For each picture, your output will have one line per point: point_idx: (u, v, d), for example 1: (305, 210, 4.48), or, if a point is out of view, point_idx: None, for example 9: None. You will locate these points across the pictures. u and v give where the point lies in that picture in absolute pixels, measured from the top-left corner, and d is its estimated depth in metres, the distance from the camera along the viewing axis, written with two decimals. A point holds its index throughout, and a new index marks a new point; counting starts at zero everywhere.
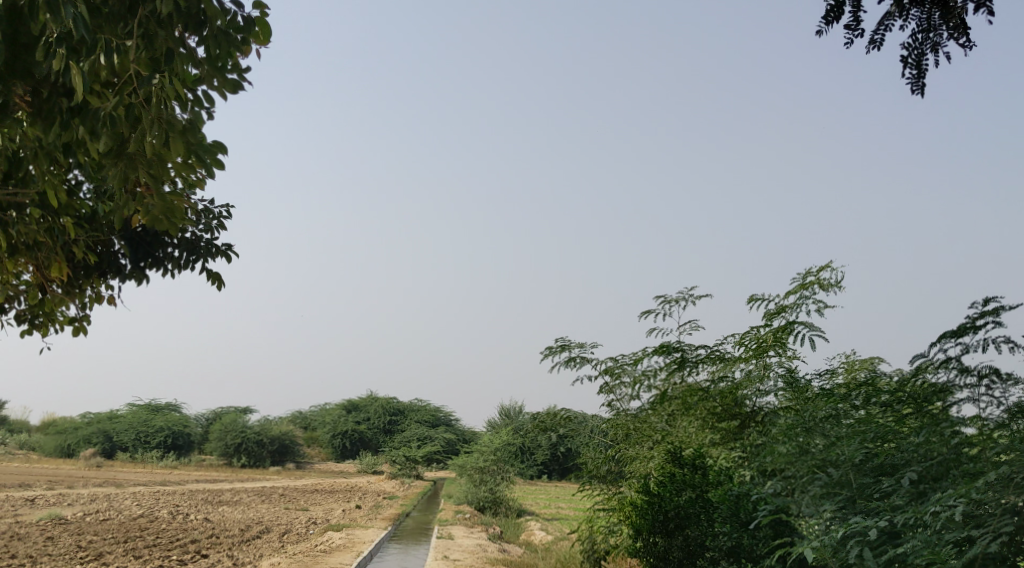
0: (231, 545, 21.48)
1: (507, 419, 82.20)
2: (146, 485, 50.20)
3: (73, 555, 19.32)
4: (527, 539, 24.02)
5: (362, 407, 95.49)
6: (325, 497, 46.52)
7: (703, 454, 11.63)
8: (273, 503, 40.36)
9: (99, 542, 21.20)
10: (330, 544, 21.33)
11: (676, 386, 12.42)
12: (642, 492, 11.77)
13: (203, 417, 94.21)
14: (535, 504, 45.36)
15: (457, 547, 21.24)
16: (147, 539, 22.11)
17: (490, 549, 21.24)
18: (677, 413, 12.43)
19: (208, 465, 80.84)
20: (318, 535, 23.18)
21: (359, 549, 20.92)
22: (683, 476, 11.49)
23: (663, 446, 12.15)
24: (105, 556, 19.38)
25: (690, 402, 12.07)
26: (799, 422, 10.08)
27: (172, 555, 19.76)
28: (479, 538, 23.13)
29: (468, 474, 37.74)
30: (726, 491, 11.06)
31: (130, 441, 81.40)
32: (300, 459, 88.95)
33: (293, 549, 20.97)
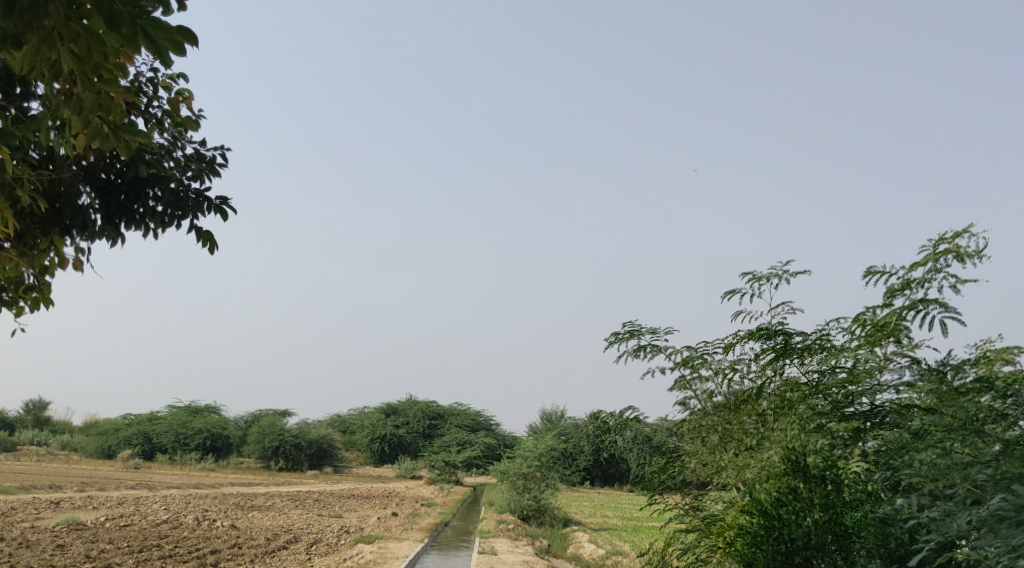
0: (253, 556, 19.58)
1: (549, 424, 80.28)
2: (180, 489, 48.91)
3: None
4: (580, 554, 21.85)
5: (401, 411, 94.05)
6: (362, 502, 44.83)
7: (830, 463, 9.49)
8: (306, 509, 38.54)
9: (111, 552, 19.37)
10: (361, 558, 19.30)
11: (772, 381, 10.44)
12: (744, 512, 9.75)
13: (242, 419, 93.13)
14: (581, 512, 43.35)
15: (501, 563, 19.18)
16: (163, 549, 20.26)
17: (538, 565, 19.16)
18: (773, 411, 10.37)
19: (247, 468, 79.63)
20: (350, 547, 21.21)
21: (392, 565, 18.91)
22: (797, 494, 9.45)
23: (761, 451, 10.04)
24: None
25: (791, 401, 10.07)
26: (960, 423, 8.48)
27: None
28: (524, 553, 21.03)
29: (510, 481, 35.68)
30: (868, 515, 9.10)
31: (169, 443, 80.48)
32: (338, 463, 87.53)
33: (320, 564, 19.01)
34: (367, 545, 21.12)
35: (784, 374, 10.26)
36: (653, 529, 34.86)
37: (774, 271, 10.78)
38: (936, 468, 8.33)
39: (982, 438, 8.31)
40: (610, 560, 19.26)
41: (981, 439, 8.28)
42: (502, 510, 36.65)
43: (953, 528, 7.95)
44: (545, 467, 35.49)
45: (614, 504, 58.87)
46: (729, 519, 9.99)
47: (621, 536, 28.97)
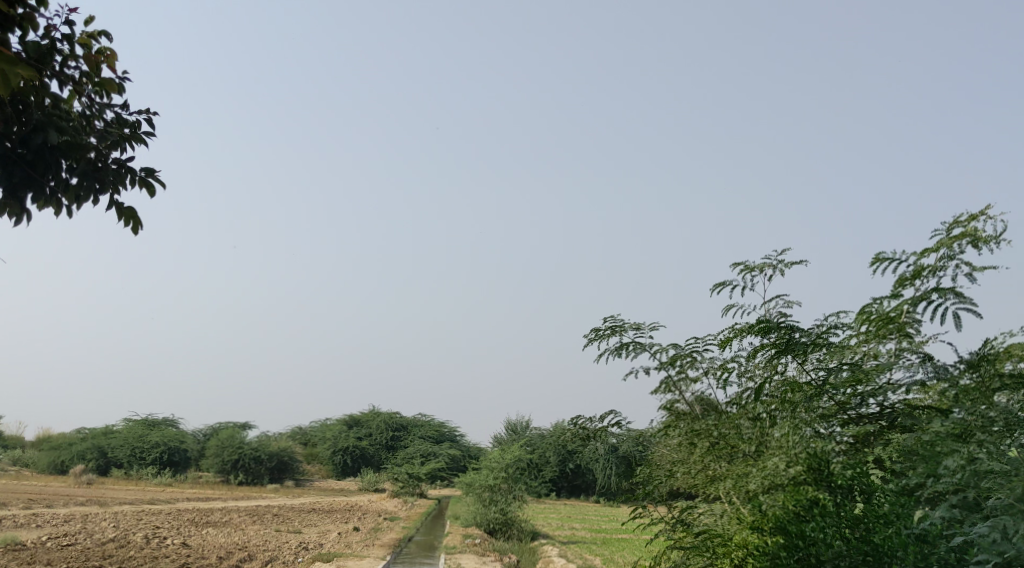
0: None
1: (514, 434, 79.29)
2: (133, 505, 47.20)
3: None
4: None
5: (364, 423, 92.69)
6: (322, 517, 43.41)
7: (856, 474, 8.55)
8: (264, 524, 37.08)
9: None
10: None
11: (772, 380, 9.63)
12: (753, 529, 8.93)
13: (201, 433, 91.07)
14: (549, 525, 42.30)
15: None
16: None
17: None
18: (773, 413, 9.59)
19: (206, 482, 77.70)
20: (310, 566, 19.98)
21: None
22: (812, 511, 8.45)
23: (768, 459, 9.17)
24: None
25: (792, 402, 9.27)
26: (985, 419, 8.58)
27: None
28: None
29: (476, 493, 34.58)
30: (904, 531, 8.04)
31: (125, 457, 78.32)
32: (299, 476, 85.82)
33: None
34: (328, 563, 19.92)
35: (784, 373, 9.45)
36: (623, 540, 33.94)
37: (768, 261, 9.89)
38: (972, 464, 8.27)
39: (1010, 437, 8.49)
40: None
41: (1010, 439, 8.46)
42: (467, 523, 35.48)
43: (1011, 547, 7.69)
44: (512, 476, 34.41)
45: (581, 516, 57.90)
46: (736, 536, 9.13)
47: (592, 549, 28.06)
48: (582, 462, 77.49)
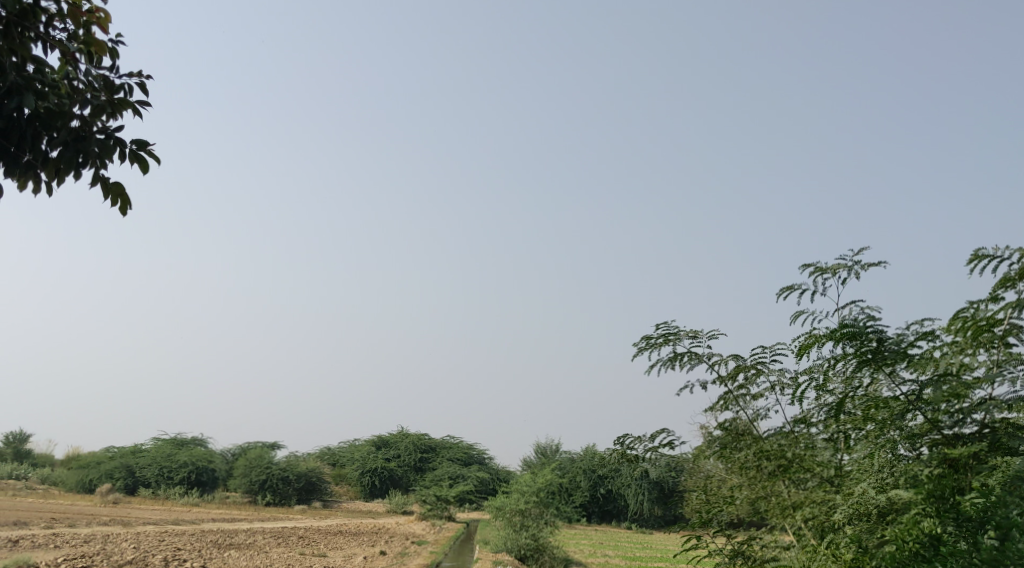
0: None
1: (544, 458, 78.16)
2: (158, 525, 46.41)
3: None
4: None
5: (392, 444, 92.19)
6: (347, 540, 42.39)
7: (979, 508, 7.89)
8: (287, 547, 36.06)
9: None
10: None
11: (852, 394, 8.91)
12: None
13: (229, 452, 90.53)
14: (580, 551, 40.96)
15: None
16: None
17: None
18: (859, 430, 8.93)
19: (233, 503, 77.04)
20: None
21: None
22: (929, 557, 8.12)
23: (865, 488, 8.57)
24: None
25: (879, 419, 8.61)
26: None
27: None
28: None
29: (507, 517, 33.39)
30: None
31: (153, 476, 77.67)
32: (327, 497, 84.86)
33: None
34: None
35: (870, 386, 8.70)
36: None
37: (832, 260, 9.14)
38: None
39: None
40: None
41: None
42: (496, 548, 34.34)
43: None
44: (543, 501, 33.38)
45: (613, 543, 56.70)
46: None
47: None
48: (614, 486, 76.41)
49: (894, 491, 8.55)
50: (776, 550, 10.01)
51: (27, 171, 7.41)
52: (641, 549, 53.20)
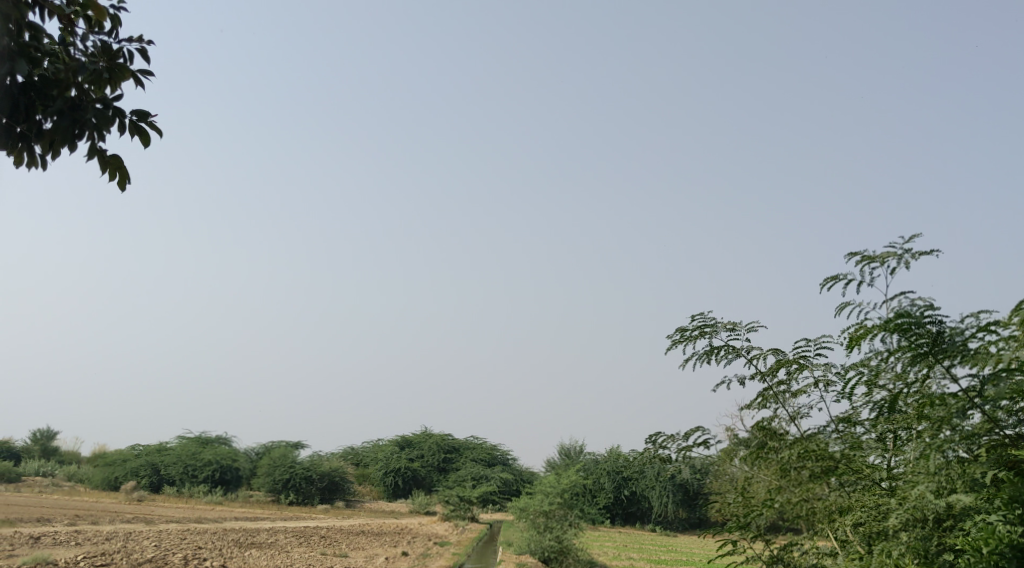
0: None
1: (568, 459, 77.59)
2: (180, 523, 46.29)
3: None
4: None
5: (416, 444, 92.04)
6: (369, 540, 42.07)
7: None
8: (308, 547, 35.74)
9: None
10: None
11: (905, 391, 8.51)
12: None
13: (254, 450, 90.59)
14: (605, 554, 40.42)
15: None
16: None
17: None
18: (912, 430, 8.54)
19: (256, 502, 77.02)
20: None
21: None
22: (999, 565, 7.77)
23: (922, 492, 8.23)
24: None
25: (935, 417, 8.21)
26: None
27: None
28: None
29: (530, 519, 32.93)
30: None
31: (177, 474, 77.71)
32: (350, 497, 84.69)
33: None
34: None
35: (924, 382, 8.30)
36: None
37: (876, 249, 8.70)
38: None
39: None
40: None
41: None
42: (521, 550, 33.84)
43: None
44: (568, 501, 32.89)
45: (638, 546, 56.08)
46: None
47: None
48: (638, 488, 75.74)
49: (952, 495, 8.18)
50: (819, 556, 9.63)
51: (20, 143, 7.18)
52: (666, 552, 52.54)
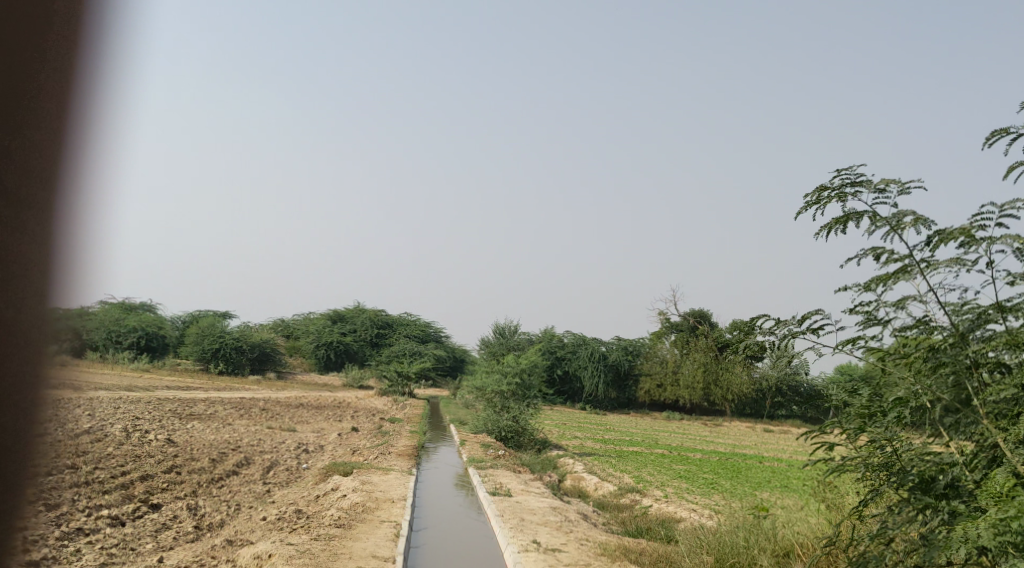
0: (204, 497, 16.59)
1: (502, 338, 76.83)
2: (110, 391, 44.26)
3: (60, 500, 14.95)
4: (609, 508, 18.39)
5: (348, 319, 90.89)
6: (313, 414, 40.57)
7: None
8: (253, 420, 34.06)
9: (61, 474, 16.25)
10: (326, 521, 15.32)
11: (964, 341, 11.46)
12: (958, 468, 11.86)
13: (181, 319, 88.01)
14: (555, 435, 39.90)
15: (536, 524, 16.50)
16: (108, 467, 17.26)
17: (576, 524, 16.62)
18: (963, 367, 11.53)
19: (184, 369, 75.25)
20: (322, 491, 17.55)
21: (393, 521, 15.90)
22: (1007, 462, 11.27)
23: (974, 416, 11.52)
24: (106, 506, 15.18)
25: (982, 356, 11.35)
26: None
27: (175, 509, 15.68)
28: (543, 496, 18.57)
29: (487, 398, 31.85)
30: None
31: (101, 340, 75.21)
32: (280, 368, 83.17)
33: (301, 517, 15.79)
34: (340, 492, 17.19)
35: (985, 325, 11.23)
36: (644, 458, 31.57)
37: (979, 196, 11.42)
38: None
39: None
40: (651, 527, 16.66)
41: None
42: (479, 429, 32.82)
43: None
44: (524, 381, 31.63)
45: (577, 424, 56.32)
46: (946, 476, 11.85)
47: (621, 468, 25.57)
48: (569, 368, 76.10)
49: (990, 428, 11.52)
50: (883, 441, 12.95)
51: None
52: (605, 431, 53.04)
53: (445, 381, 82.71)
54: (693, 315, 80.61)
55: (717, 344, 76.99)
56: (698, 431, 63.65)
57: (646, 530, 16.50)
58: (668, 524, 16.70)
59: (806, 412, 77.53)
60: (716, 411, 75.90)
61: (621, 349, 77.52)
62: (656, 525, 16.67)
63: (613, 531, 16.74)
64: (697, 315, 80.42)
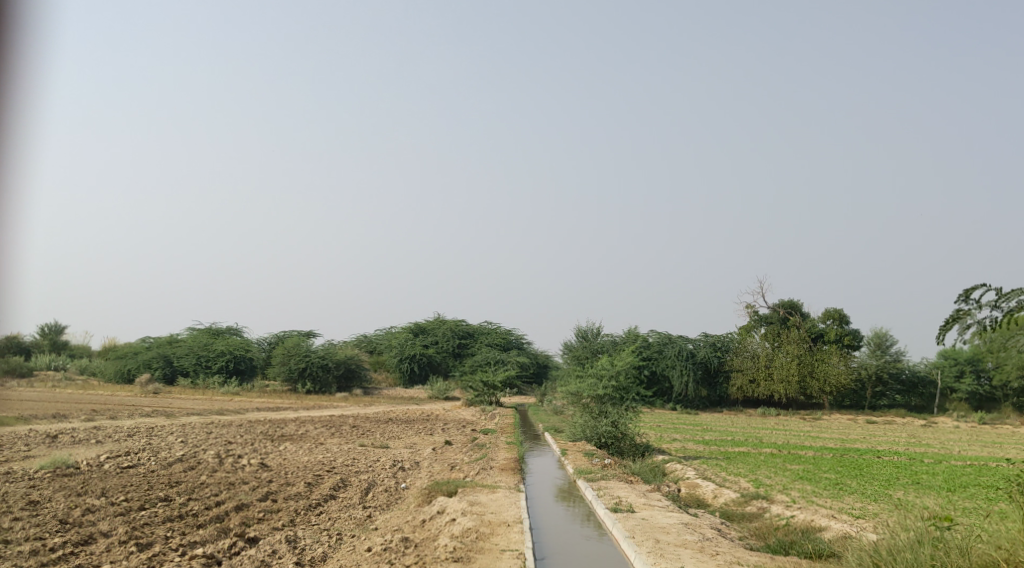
0: (302, 525, 15.75)
1: (586, 341, 75.38)
2: (201, 416, 44.02)
3: (154, 542, 14.20)
4: (737, 518, 17.83)
5: (429, 331, 90.52)
6: (403, 428, 39.62)
7: None
8: (344, 438, 33.22)
9: (152, 509, 15.52)
10: (440, 555, 14.32)
11: None
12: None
13: (266, 340, 88.60)
14: (655, 438, 38.48)
15: (675, 545, 15.64)
16: (202, 497, 16.50)
17: (718, 544, 15.81)
18: None
19: (273, 390, 75.49)
20: (428, 515, 16.51)
21: (513, 549, 14.90)
22: None
23: None
24: (201, 543, 14.40)
25: None
26: None
27: (275, 541, 14.84)
28: (669, 511, 17.63)
29: (585, 403, 30.62)
30: None
31: (191, 365, 76.01)
32: (367, 384, 82.97)
33: (410, 547, 14.87)
34: (450, 515, 16.18)
35: None
36: (754, 458, 29.96)
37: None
38: None
39: None
40: (801, 541, 15.87)
41: None
42: (577, 435, 31.55)
43: None
44: (622, 385, 30.29)
45: (673, 425, 54.70)
46: None
47: (734, 471, 24.15)
48: (656, 368, 74.26)
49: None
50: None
51: None
52: (704, 430, 51.33)
53: (530, 388, 81.56)
54: (782, 306, 78.31)
55: (810, 335, 74.75)
56: (798, 426, 61.54)
57: (791, 544, 15.83)
58: (813, 535, 16.14)
59: (909, 400, 74.46)
60: (812, 404, 73.51)
61: (709, 346, 75.31)
62: (801, 538, 16.06)
63: (755, 547, 16.08)
64: (786, 305, 78.09)
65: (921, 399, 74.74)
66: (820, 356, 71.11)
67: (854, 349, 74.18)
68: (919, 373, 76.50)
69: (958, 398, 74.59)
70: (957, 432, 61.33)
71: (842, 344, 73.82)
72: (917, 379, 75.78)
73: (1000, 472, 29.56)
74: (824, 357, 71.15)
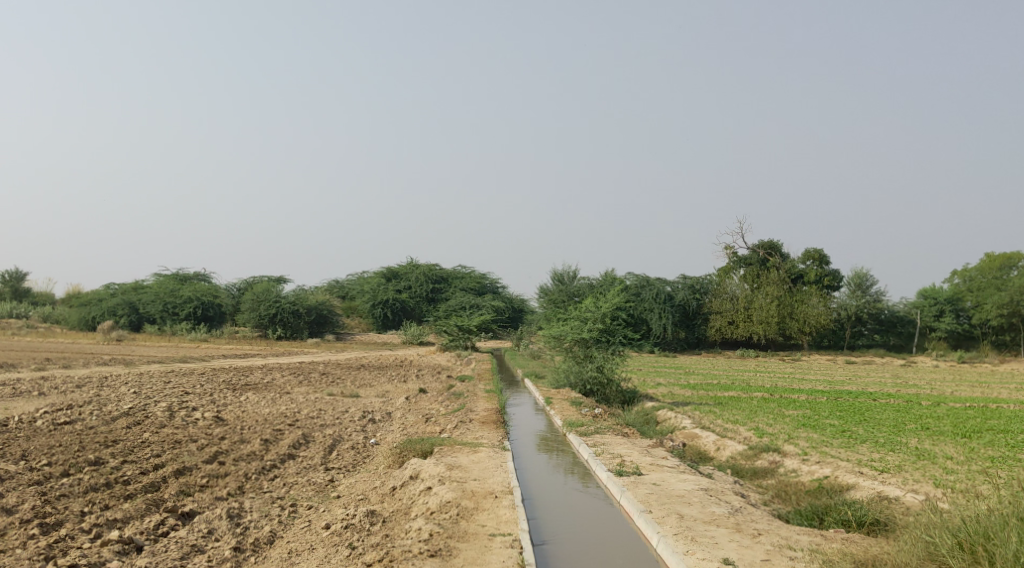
0: (245, 495, 13.83)
1: (562, 284, 73.47)
2: (162, 364, 41.82)
3: (64, 525, 12.32)
4: (749, 476, 16.20)
5: (402, 275, 88.17)
6: (375, 375, 37.65)
7: None
8: (312, 387, 31.12)
9: (74, 477, 13.57)
10: (412, 545, 12.40)
11: None
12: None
13: (235, 286, 86.02)
14: (642, 383, 36.93)
15: (700, 523, 13.88)
16: (134, 459, 14.50)
17: (746, 516, 14.20)
18: None
19: (242, 337, 73.14)
20: (401, 482, 14.57)
21: (501, 530, 13.04)
22: None
23: None
24: (120, 525, 12.51)
25: None
26: None
27: (212, 520, 12.92)
28: (678, 472, 15.88)
29: (567, 349, 28.74)
30: None
31: (157, 312, 73.45)
32: (339, 329, 80.89)
33: (372, 526, 13.01)
34: (426, 484, 14.24)
35: None
36: (746, 403, 28.18)
37: None
38: None
39: None
40: (841, 507, 14.41)
41: None
42: (562, 381, 29.69)
43: None
44: (607, 329, 28.40)
45: (654, 369, 53.19)
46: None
47: (731, 419, 22.34)
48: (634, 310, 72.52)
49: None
50: None
51: None
52: (686, 373, 49.81)
53: (507, 333, 79.64)
54: (761, 247, 76.49)
55: (790, 275, 73.16)
56: (779, 368, 60.40)
57: (827, 510, 14.39)
58: (847, 498, 14.62)
59: (886, 339, 73.86)
60: (791, 345, 72.43)
61: (687, 288, 73.56)
62: (836, 502, 14.58)
63: (787, 516, 14.62)
64: (765, 246, 76.34)
65: (899, 338, 74.15)
66: (799, 297, 69.54)
67: (834, 290, 72.82)
68: (897, 313, 75.44)
69: (937, 337, 73.50)
70: (938, 371, 60.40)
71: (822, 285, 72.45)
72: (895, 319, 74.84)
73: (1003, 414, 28.13)
74: (804, 298, 69.63)
